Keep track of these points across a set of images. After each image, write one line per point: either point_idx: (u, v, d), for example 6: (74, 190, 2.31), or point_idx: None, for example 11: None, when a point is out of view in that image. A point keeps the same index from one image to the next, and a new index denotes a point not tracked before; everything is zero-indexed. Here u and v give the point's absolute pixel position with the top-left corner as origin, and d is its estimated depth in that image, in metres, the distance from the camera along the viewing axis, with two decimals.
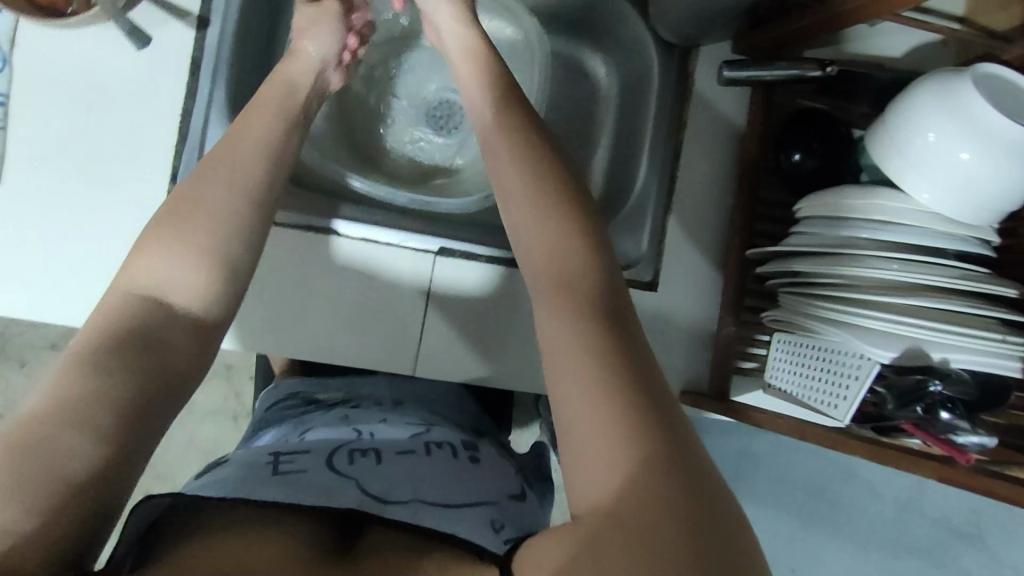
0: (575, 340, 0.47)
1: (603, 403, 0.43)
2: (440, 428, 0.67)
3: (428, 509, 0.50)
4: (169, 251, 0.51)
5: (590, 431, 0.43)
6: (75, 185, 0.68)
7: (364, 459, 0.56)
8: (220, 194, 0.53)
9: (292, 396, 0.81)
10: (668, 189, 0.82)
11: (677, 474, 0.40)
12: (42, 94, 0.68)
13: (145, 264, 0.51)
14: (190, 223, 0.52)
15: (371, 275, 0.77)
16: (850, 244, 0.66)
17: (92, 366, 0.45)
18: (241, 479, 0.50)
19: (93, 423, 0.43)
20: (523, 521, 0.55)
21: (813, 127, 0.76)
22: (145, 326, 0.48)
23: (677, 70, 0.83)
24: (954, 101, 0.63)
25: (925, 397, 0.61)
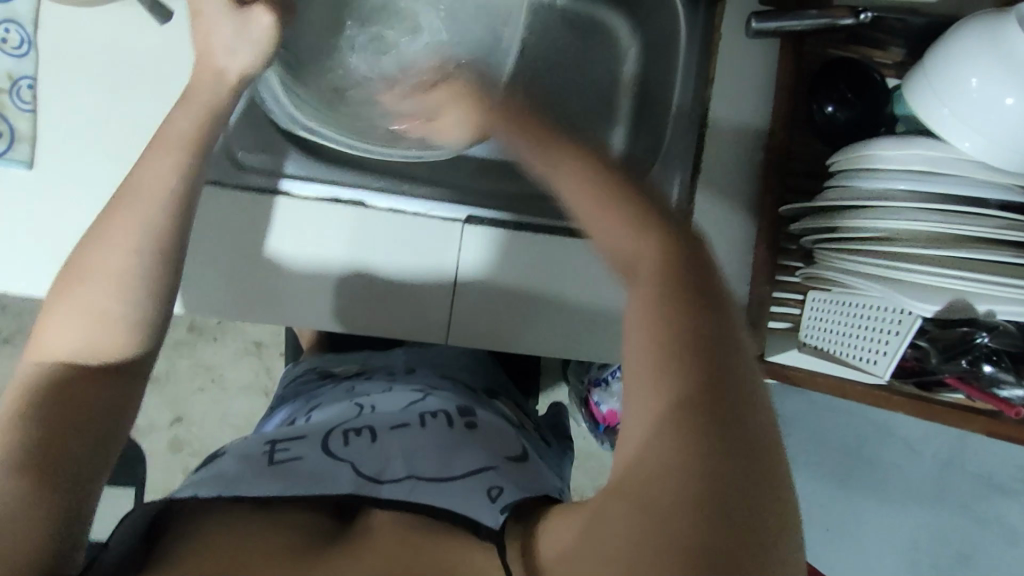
0: (642, 325, 0.41)
1: (665, 385, 0.38)
2: (438, 394, 0.65)
3: (423, 486, 0.50)
4: (92, 292, 0.53)
5: (647, 413, 0.39)
6: (107, 165, 0.69)
7: (358, 439, 0.55)
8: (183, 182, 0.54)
9: (310, 370, 0.82)
10: (698, 149, 0.81)
11: (739, 474, 0.36)
12: (67, 75, 0.68)
13: (53, 331, 0.53)
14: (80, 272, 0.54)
15: (384, 250, 0.78)
16: (886, 196, 0.64)
17: (37, 418, 0.50)
18: (236, 472, 0.51)
19: (52, 463, 0.48)
20: (530, 481, 0.53)
21: (844, 77, 0.74)
22: (75, 378, 0.52)
23: (703, 24, 0.81)
24: (999, 44, 0.61)
25: (972, 350, 0.60)
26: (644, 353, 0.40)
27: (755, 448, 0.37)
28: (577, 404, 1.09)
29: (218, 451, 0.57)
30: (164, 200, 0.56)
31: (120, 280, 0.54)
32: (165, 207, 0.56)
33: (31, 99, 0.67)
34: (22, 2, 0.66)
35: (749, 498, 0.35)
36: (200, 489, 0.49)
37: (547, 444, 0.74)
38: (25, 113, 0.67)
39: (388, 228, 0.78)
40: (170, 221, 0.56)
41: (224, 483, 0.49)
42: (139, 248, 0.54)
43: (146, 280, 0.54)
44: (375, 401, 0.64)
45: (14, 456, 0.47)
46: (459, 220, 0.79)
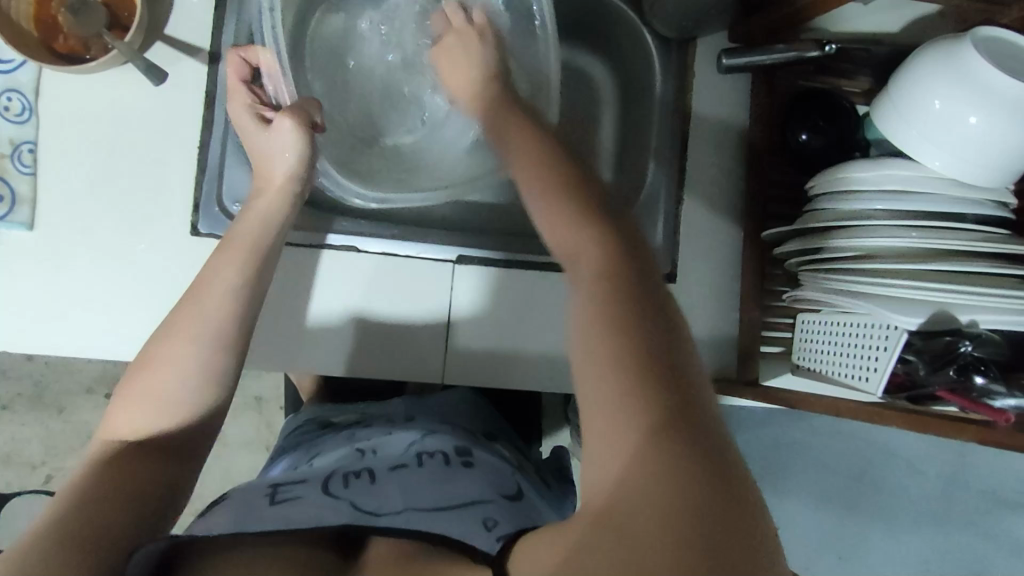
0: (587, 340, 0.43)
1: (614, 392, 0.40)
2: (437, 436, 0.66)
3: (418, 515, 0.51)
4: (162, 379, 0.55)
5: (607, 423, 0.40)
6: (105, 223, 0.71)
7: (358, 481, 0.56)
8: (225, 276, 0.59)
9: (309, 421, 0.82)
10: (679, 181, 0.83)
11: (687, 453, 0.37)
12: (67, 140, 0.70)
13: (123, 413, 0.55)
14: (154, 374, 0.55)
15: (384, 296, 0.80)
16: (864, 217, 0.66)
17: (95, 489, 0.49)
18: (240, 515, 0.51)
19: (102, 525, 0.47)
20: (524, 516, 0.54)
21: (816, 106, 0.77)
22: (130, 458, 0.53)
23: (677, 63, 0.83)
24: (960, 68, 0.63)
25: (958, 359, 0.58)
26: (591, 380, 0.41)
27: (709, 442, 0.38)
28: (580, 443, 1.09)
29: (224, 494, 0.57)
30: (226, 312, 0.57)
31: (182, 368, 0.55)
32: (225, 319, 0.57)
33: (32, 163, 0.70)
34: (23, 72, 0.69)
35: (706, 493, 0.36)
36: (213, 528, 0.50)
37: (547, 486, 0.73)
38: (26, 176, 0.69)
39: (382, 270, 0.79)
40: (234, 310, 0.58)
41: (233, 522, 0.50)
42: (199, 340, 0.56)
43: (210, 364, 0.56)
44: (377, 444, 0.65)
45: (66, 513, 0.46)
46: (450, 261, 0.81)
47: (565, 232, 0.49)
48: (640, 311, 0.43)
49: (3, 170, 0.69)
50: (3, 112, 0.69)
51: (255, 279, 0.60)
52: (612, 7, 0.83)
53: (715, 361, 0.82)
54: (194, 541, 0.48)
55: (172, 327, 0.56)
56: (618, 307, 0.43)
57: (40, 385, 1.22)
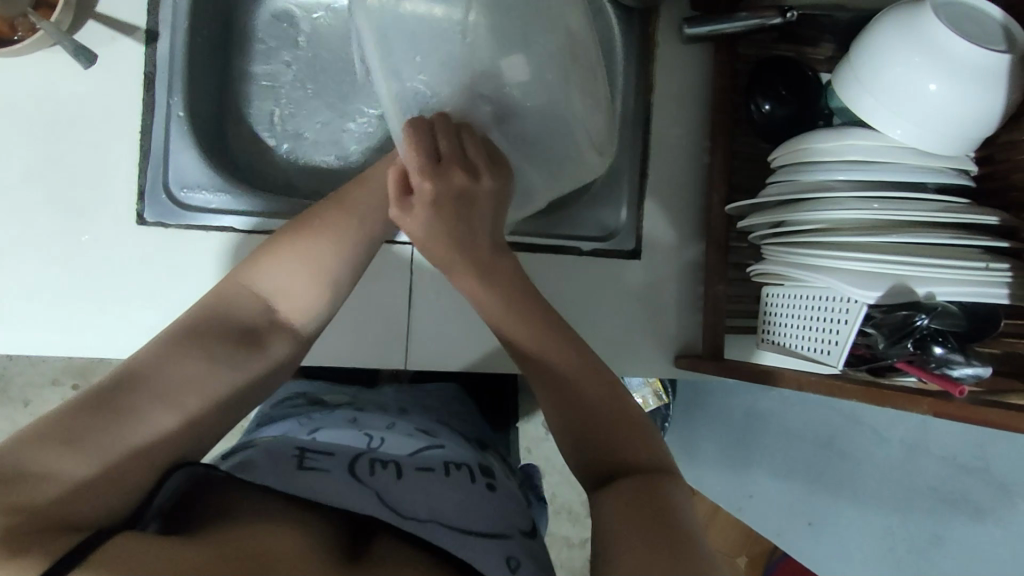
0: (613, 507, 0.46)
1: (637, 544, 0.42)
2: (455, 445, 0.65)
3: (445, 531, 0.50)
4: (286, 265, 0.57)
5: (631, 563, 0.41)
6: (46, 214, 0.68)
7: (384, 471, 0.55)
8: (279, 271, 0.56)
9: (297, 395, 0.81)
10: (641, 154, 0.81)
11: (660, 538, 0.43)
12: (1, 127, 0.67)
13: (270, 267, 0.56)
14: (309, 245, 0.57)
15: (373, 282, 0.78)
16: (826, 187, 0.66)
17: (211, 348, 0.52)
18: (272, 471, 0.51)
19: (198, 409, 0.50)
20: (540, 557, 0.53)
21: (778, 74, 0.75)
22: (250, 318, 0.55)
23: (637, 32, 0.81)
24: (920, 33, 0.62)
25: (914, 332, 0.59)
26: (619, 531, 0.44)
27: None
28: None
29: (250, 445, 0.58)
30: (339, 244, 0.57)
31: (315, 263, 0.57)
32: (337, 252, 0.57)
33: None
34: None
35: None
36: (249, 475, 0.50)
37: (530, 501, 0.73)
38: None
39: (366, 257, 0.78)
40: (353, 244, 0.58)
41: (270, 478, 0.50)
42: (347, 243, 0.57)
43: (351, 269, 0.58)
44: (385, 435, 0.64)
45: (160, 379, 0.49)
46: (409, 244, 0.78)
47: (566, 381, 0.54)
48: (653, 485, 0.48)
49: None
50: None
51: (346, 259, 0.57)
52: None
53: (683, 337, 0.82)
54: (215, 477, 0.49)
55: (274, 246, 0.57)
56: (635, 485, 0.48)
57: (3, 378, 1.19)
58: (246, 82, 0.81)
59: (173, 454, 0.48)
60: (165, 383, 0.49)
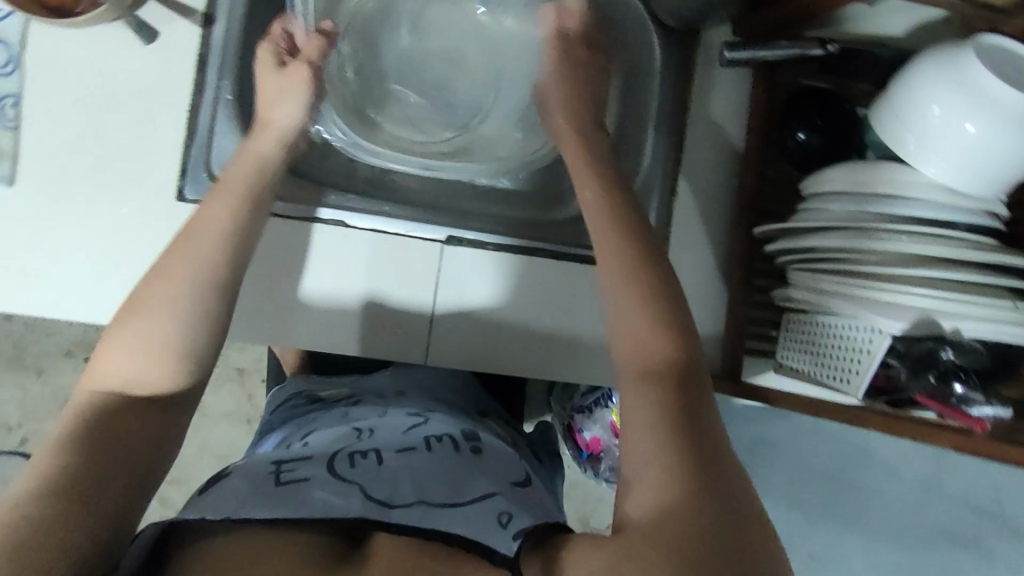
0: (641, 408, 0.52)
1: (657, 452, 0.49)
2: (438, 420, 0.66)
3: (434, 512, 0.51)
4: (146, 325, 0.55)
5: (651, 471, 0.48)
6: (89, 185, 0.69)
7: (365, 461, 0.56)
8: (163, 321, 0.56)
9: (296, 395, 0.82)
10: (673, 173, 0.82)
11: (692, 457, 0.48)
12: (53, 97, 0.69)
13: (99, 362, 0.55)
14: (131, 326, 0.55)
15: (385, 280, 0.78)
16: (858, 218, 0.66)
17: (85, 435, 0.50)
18: (243, 495, 0.51)
19: (90, 480, 0.48)
20: (535, 505, 0.55)
21: (816, 105, 0.76)
22: (120, 406, 0.53)
23: (677, 55, 0.83)
24: (963, 76, 0.62)
25: (937, 366, 0.60)
26: (639, 434, 0.51)
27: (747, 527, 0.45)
28: (561, 430, 1.09)
29: (223, 470, 0.56)
30: (217, 253, 0.59)
31: (173, 307, 0.56)
32: (215, 258, 0.59)
33: (15, 117, 0.68)
34: (11, 23, 0.68)
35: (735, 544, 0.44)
36: (204, 511, 0.49)
37: (539, 461, 0.76)
38: (8, 130, 0.68)
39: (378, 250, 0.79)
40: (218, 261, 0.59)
41: (232, 506, 0.49)
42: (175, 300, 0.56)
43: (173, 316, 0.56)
44: (373, 424, 0.65)
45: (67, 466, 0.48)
46: (439, 241, 0.80)
47: (622, 279, 0.59)
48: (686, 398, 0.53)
49: None
50: None
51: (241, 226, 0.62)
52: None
53: (701, 356, 0.82)
54: (177, 526, 0.49)
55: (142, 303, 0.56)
56: (667, 389, 0.53)
57: (18, 346, 1.20)
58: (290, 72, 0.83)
59: (103, 520, 0.47)
60: (63, 471, 0.47)
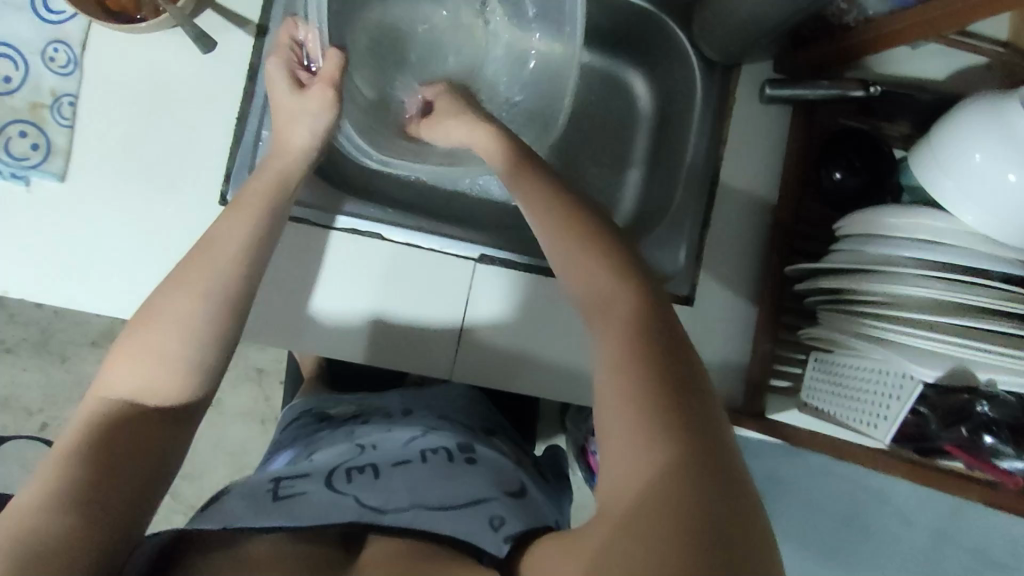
0: (605, 384, 0.46)
1: (623, 411, 0.44)
2: (439, 432, 0.68)
3: (426, 514, 0.54)
4: (160, 341, 0.55)
5: (614, 435, 0.44)
6: (136, 185, 0.71)
7: (362, 475, 0.59)
8: (172, 320, 0.56)
9: (305, 414, 0.83)
10: (706, 205, 0.83)
11: (664, 411, 0.43)
12: (107, 97, 0.71)
13: (114, 369, 0.55)
14: (156, 335, 0.56)
15: (416, 298, 0.80)
16: (890, 262, 0.66)
17: (93, 450, 0.52)
18: (243, 507, 0.53)
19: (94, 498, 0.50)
20: (527, 512, 0.57)
21: (854, 145, 0.76)
22: (131, 417, 0.55)
23: (719, 86, 0.83)
24: (1005, 126, 0.62)
25: (972, 417, 0.59)
26: (607, 408, 0.45)
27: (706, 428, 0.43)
28: (575, 452, 1.09)
29: (225, 488, 0.58)
30: (233, 268, 0.59)
31: (183, 327, 0.56)
32: (232, 270, 0.59)
33: (71, 115, 0.70)
34: (74, 24, 0.70)
35: (704, 486, 0.39)
36: (208, 520, 0.51)
37: (545, 479, 0.77)
38: (64, 128, 0.69)
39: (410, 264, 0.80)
40: (238, 267, 0.59)
41: (233, 515, 0.51)
42: (204, 300, 0.57)
43: (200, 329, 0.56)
44: (377, 438, 0.67)
45: (73, 478, 0.50)
46: (471, 259, 0.81)
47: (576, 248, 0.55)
48: (661, 375, 0.45)
49: (42, 120, 0.69)
50: (48, 62, 0.70)
51: (263, 233, 0.62)
52: (660, 25, 0.83)
53: (724, 389, 0.82)
54: (186, 536, 0.52)
55: (157, 311, 0.56)
56: (629, 356, 0.46)
57: (47, 333, 1.22)
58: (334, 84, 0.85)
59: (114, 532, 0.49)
60: (73, 487, 0.49)
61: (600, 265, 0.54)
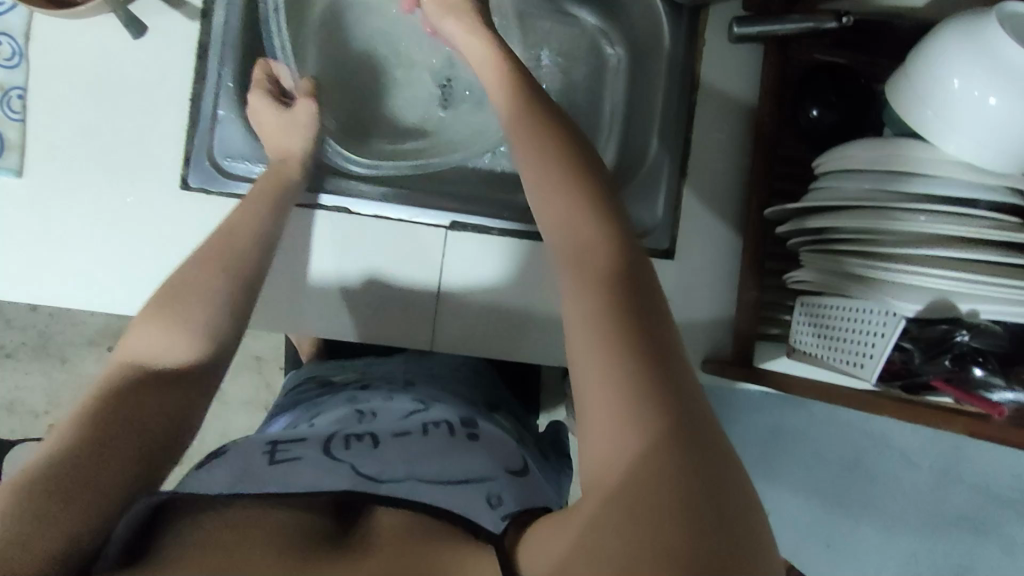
0: (588, 356, 0.42)
1: (607, 385, 0.41)
2: (439, 407, 0.66)
3: (424, 486, 0.51)
4: (175, 316, 0.56)
5: (597, 407, 0.41)
6: (94, 174, 0.70)
7: (360, 443, 0.56)
8: (197, 286, 0.58)
9: (309, 378, 0.83)
10: (681, 153, 0.81)
11: (646, 391, 0.40)
12: (58, 88, 0.69)
13: (135, 334, 0.56)
14: (179, 306, 0.57)
15: (393, 264, 0.79)
16: (873, 197, 0.63)
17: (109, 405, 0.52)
18: (235, 472, 0.51)
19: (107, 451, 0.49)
20: (529, 494, 0.54)
21: (829, 79, 0.73)
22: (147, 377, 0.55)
23: (687, 30, 0.80)
24: (982, 45, 0.59)
25: (954, 348, 0.58)
26: (588, 385, 0.42)
27: (692, 417, 0.39)
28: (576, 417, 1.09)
29: (225, 445, 0.57)
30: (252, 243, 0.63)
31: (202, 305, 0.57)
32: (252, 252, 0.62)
33: (22, 109, 0.69)
34: (15, 15, 0.68)
35: (692, 478, 0.36)
36: (207, 486, 0.49)
37: (543, 457, 0.75)
38: (15, 122, 0.68)
39: (384, 234, 0.78)
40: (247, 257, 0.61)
41: (229, 482, 0.50)
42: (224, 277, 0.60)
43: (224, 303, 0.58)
44: (377, 407, 0.66)
45: (93, 413, 0.51)
46: (443, 227, 0.79)
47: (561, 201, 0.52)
48: (644, 355, 0.42)
49: None
50: None
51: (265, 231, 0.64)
52: None
53: (713, 341, 0.81)
54: (171, 505, 0.48)
55: (183, 286, 0.58)
56: (615, 333, 0.42)
57: (44, 336, 1.23)
58: (294, 58, 0.83)
59: (128, 479, 0.49)
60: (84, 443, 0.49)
61: (575, 229, 0.50)
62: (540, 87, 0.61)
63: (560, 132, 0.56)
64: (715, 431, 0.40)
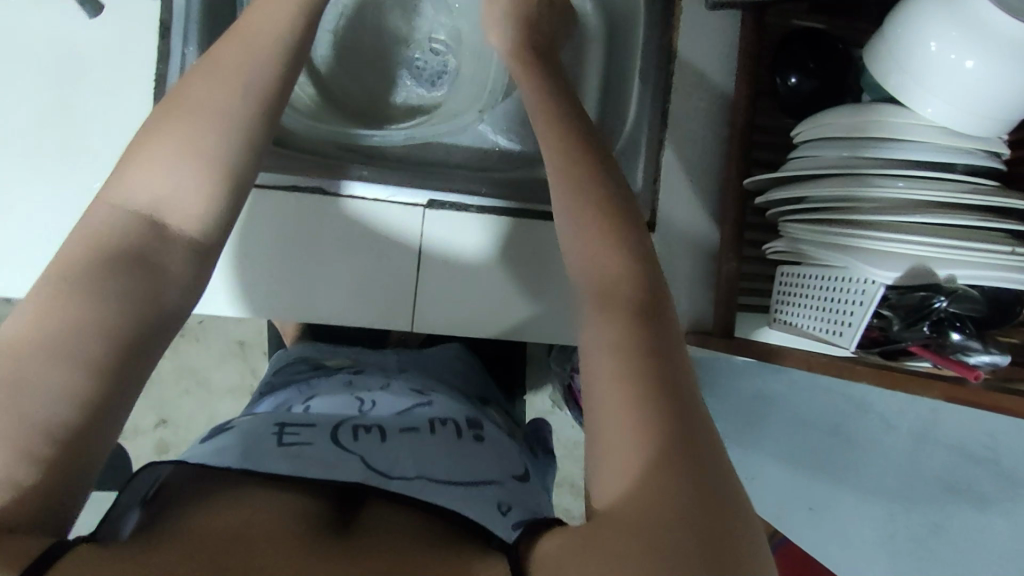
0: (609, 380, 0.42)
1: (630, 412, 0.40)
2: (442, 403, 0.65)
3: (431, 485, 0.50)
4: (169, 150, 0.46)
5: (616, 433, 0.40)
6: (58, 160, 0.68)
7: (368, 435, 0.55)
8: (187, 134, 0.46)
9: (300, 360, 0.82)
10: (660, 124, 0.80)
11: (669, 424, 0.39)
12: (15, 71, 0.67)
13: (138, 169, 0.46)
14: (187, 122, 0.46)
15: (388, 249, 0.78)
16: (852, 165, 0.63)
17: (94, 265, 0.42)
18: (240, 450, 0.50)
19: (96, 333, 0.40)
20: (529, 502, 0.54)
21: (807, 45, 0.73)
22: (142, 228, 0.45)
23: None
24: (960, 5, 0.58)
25: (932, 314, 0.59)
26: (608, 407, 0.41)
27: (707, 453, 0.39)
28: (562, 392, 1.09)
29: (227, 424, 0.56)
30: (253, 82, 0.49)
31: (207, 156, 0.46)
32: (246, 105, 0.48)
33: None
34: None
35: (707, 515, 0.36)
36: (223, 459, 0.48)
37: (532, 455, 0.75)
38: None
39: (381, 221, 0.78)
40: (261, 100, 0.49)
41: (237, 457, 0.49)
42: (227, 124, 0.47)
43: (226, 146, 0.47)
44: (377, 397, 0.65)
45: (72, 272, 0.41)
46: (421, 205, 0.78)
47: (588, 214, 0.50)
48: (666, 386, 0.41)
49: None
50: None
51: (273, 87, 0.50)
52: None
53: (695, 313, 0.81)
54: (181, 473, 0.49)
55: (179, 113, 0.47)
56: (638, 362, 0.42)
57: None
58: None
59: (119, 386, 0.41)
60: (63, 333, 0.39)
61: (596, 249, 0.49)
62: (562, 82, 0.59)
63: (577, 132, 0.54)
64: (727, 467, 0.40)
